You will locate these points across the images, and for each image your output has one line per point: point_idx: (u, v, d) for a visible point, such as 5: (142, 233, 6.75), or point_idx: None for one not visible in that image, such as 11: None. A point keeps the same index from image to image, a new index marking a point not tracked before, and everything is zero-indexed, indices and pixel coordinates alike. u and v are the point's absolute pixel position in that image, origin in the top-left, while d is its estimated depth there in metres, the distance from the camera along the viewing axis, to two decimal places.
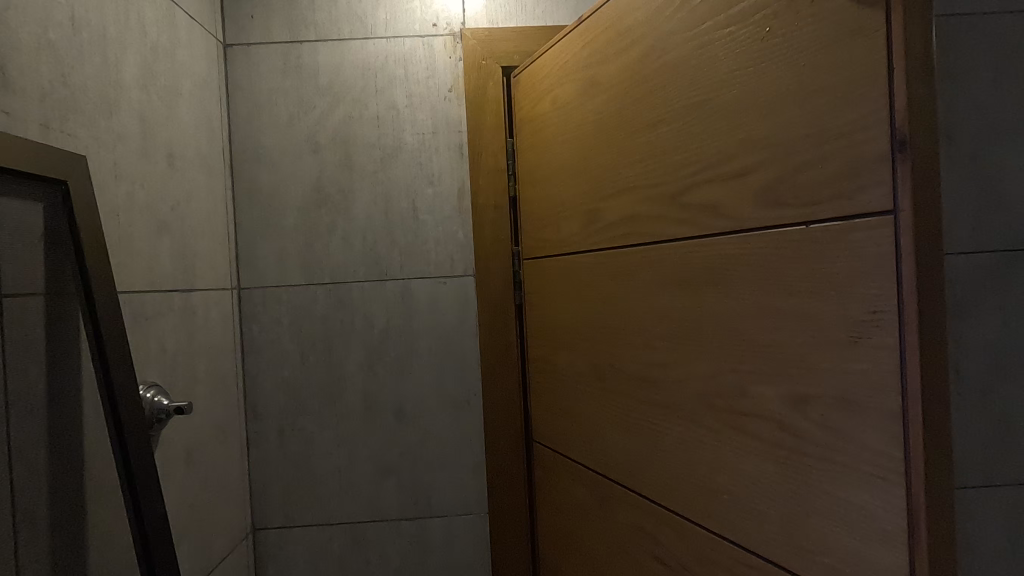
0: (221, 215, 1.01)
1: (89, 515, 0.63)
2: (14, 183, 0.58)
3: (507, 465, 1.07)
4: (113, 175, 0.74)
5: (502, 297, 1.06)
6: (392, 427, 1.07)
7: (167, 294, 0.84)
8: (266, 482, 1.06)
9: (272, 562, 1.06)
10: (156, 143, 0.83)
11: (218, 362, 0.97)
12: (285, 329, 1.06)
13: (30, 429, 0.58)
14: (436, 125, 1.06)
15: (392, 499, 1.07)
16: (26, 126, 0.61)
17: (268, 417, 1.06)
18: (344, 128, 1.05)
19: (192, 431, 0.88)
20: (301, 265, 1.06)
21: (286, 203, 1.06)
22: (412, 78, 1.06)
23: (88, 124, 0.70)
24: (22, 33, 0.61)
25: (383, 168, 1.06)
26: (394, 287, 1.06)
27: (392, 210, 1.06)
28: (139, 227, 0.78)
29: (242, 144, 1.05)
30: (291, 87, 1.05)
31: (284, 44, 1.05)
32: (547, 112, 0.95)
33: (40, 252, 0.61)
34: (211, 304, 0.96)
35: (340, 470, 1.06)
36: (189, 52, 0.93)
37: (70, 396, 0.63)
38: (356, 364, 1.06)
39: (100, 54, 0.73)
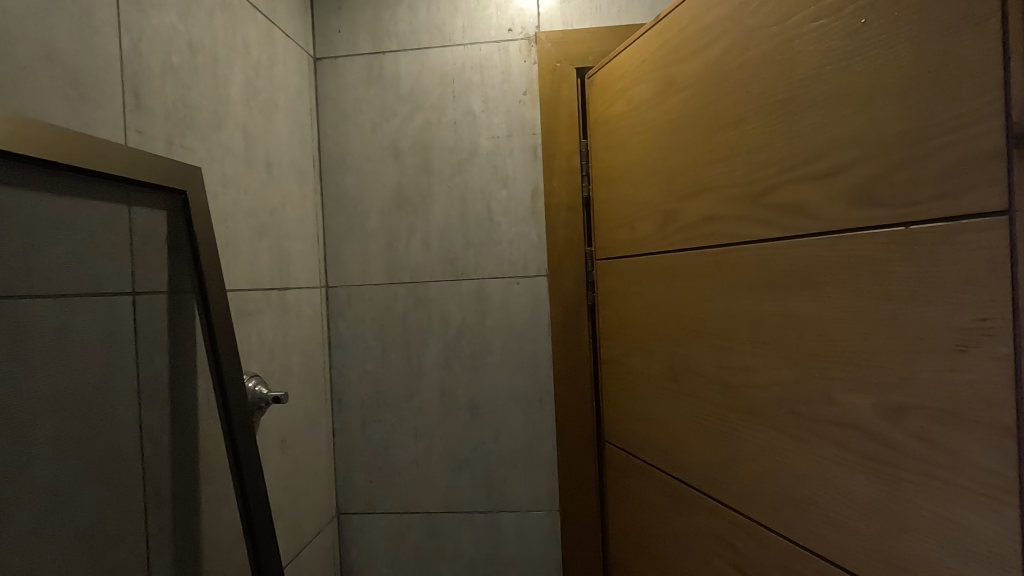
0: (312, 219, 1.08)
1: (201, 490, 0.71)
2: (145, 193, 0.66)
3: (579, 464, 1.07)
4: (222, 183, 0.82)
5: (575, 298, 1.07)
6: (466, 422, 1.10)
7: (266, 292, 0.91)
8: (350, 469, 1.13)
9: (355, 545, 1.13)
10: (257, 153, 0.91)
11: (309, 356, 1.04)
12: (368, 325, 1.12)
13: (157, 411, 0.65)
14: (511, 128, 1.08)
15: (467, 492, 1.10)
16: (155, 143, 0.69)
17: (352, 408, 1.12)
18: (424, 134, 1.10)
19: (287, 418, 0.95)
20: (383, 265, 1.11)
21: (369, 206, 1.11)
22: (488, 83, 1.09)
23: (203, 138, 0.78)
24: (151, 60, 0.69)
25: (460, 171, 1.09)
26: (470, 287, 1.10)
27: (468, 212, 1.09)
28: (243, 230, 0.85)
29: (330, 152, 1.12)
30: (374, 96, 1.11)
31: (368, 55, 1.11)
32: (622, 113, 0.95)
33: (164, 254, 0.68)
34: (303, 301, 1.03)
35: (418, 461, 1.11)
36: (285, 67, 1.01)
37: (187, 383, 0.70)
38: (434, 360, 1.11)
39: (212, 74, 0.81)
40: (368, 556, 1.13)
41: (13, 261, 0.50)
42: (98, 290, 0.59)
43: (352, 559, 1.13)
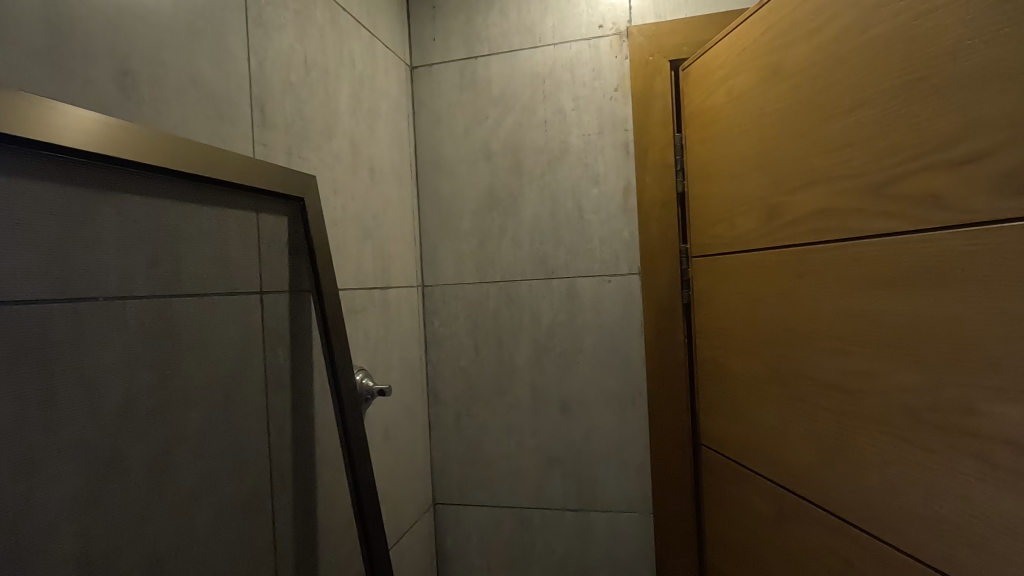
0: (409, 221, 1.13)
1: (316, 475, 0.76)
2: (270, 201, 0.72)
3: (673, 467, 1.04)
4: (333, 190, 0.88)
5: (669, 297, 1.04)
6: (557, 420, 1.11)
7: (370, 290, 0.96)
8: (445, 461, 1.17)
9: (449, 535, 1.17)
10: (362, 161, 0.96)
11: (407, 352, 1.09)
12: (462, 323, 1.16)
13: (281, 401, 0.71)
14: (602, 126, 1.07)
15: (558, 489, 1.11)
16: (277, 155, 0.76)
17: (447, 402, 1.17)
18: (515, 135, 1.12)
19: (388, 410, 1.00)
20: (476, 265, 1.14)
21: (463, 207, 1.15)
22: (578, 81, 1.08)
23: (316, 149, 0.84)
24: (274, 79, 0.76)
25: (551, 170, 1.10)
26: (560, 285, 1.10)
27: (558, 211, 1.10)
28: (351, 233, 0.91)
29: (426, 156, 1.17)
30: (467, 101, 1.14)
31: (461, 61, 1.15)
32: (721, 104, 0.91)
33: (285, 256, 0.75)
34: (402, 300, 1.08)
35: (509, 456, 1.13)
36: (386, 77, 1.06)
37: (305, 375, 0.76)
38: (525, 357, 1.12)
39: (324, 89, 0.87)
40: (462, 545, 1.17)
41: (167, 264, 0.57)
42: (234, 290, 0.66)
43: (447, 548, 1.18)
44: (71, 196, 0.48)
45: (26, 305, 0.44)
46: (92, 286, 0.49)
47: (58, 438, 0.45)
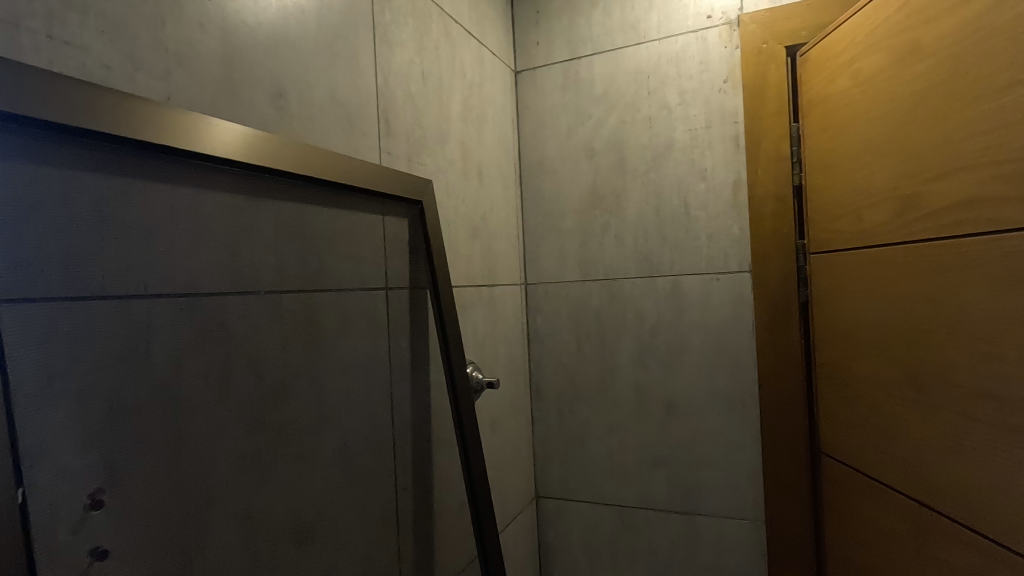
0: (514, 220, 1.17)
1: (432, 459, 0.82)
2: (393, 204, 0.78)
3: (788, 475, 0.99)
4: (446, 193, 0.93)
5: (784, 295, 0.99)
6: (661, 420, 1.09)
7: (478, 288, 1.01)
8: (547, 456, 1.19)
9: (551, 528, 1.20)
10: (471, 164, 1.01)
11: (512, 347, 1.13)
12: (564, 321, 1.17)
13: (402, 389, 0.77)
14: (710, 119, 1.04)
15: (662, 490, 1.09)
16: (399, 162, 0.82)
17: (549, 398, 1.19)
18: (618, 133, 1.12)
19: (495, 403, 1.05)
20: (578, 263, 1.16)
21: (566, 206, 1.17)
22: (685, 75, 1.06)
23: (432, 155, 0.90)
24: (397, 91, 0.82)
25: (656, 167, 1.09)
26: (665, 283, 1.08)
27: (663, 208, 1.08)
28: (461, 234, 0.96)
29: (530, 157, 1.20)
30: (570, 101, 1.16)
31: (564, 63, 1.16)
32: (846, 89, 0.85)
33: (406, 255, 0.81)
34: (508, 297, 1.12)
35: (612, 454, 1.13)
36: (493, 83, 1.11)
37: (422, 366, 0.82)
38: (628, 356, 1.12)
39: (439, 98, 0.92)
40: (564, 540, 1.19)
41: (313, 263, 0.64)
42: (365, 286, 0.72)
43: (549, 541, 1.20)
44: (243, 204, 0.55)
45: (208, 297, 0.51)
46: (256, 282, 0.56)
47: (231, 410, 0.53)
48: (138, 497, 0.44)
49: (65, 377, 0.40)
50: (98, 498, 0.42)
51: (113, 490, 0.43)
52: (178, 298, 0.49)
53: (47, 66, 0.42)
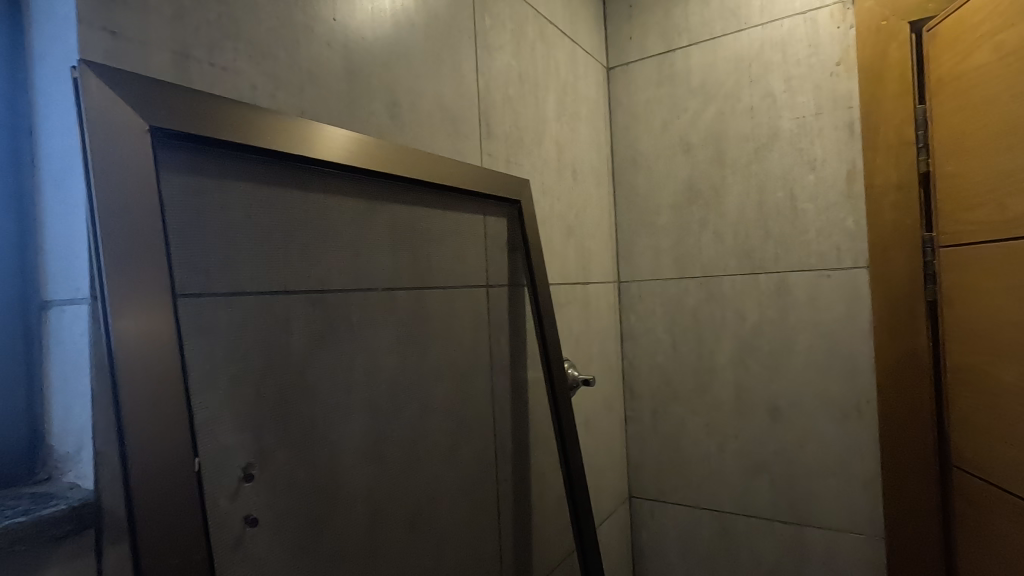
0: (607, 218, 1.16)
1: (531, 454, 0.84)
2: (493, 204, 0.81)
3: (913, 488, 0.91)
4: (542, 192, 0.95)
5: (907, 293, 0.91)
6: (765, 424, 1.04)
7: (573, 285, 1.02)
8: (641, 456, 1.17)
9: (645, 530, 1.18)
10: (565, 162, 1.02)
11: (605, 345, 1.13)
12: (659, 319, 1.15)
13: (503, 383, 0.80)
14: (820, 105, 0.98)
15: (766, 498, 1.04)
16: (498, 163, 0.84)
17: (643, 398, 1.17)
18: (717, 125, 1.08)
19: (589, 400, 1.05)
20: (673, 260, 1.13)
21: (661, 202, 1.14)
22: (791, 60, 1.00)
23: (529, 155, 0.91)
24: (496, 94, 0.84)
25: (758, 159, 1.04)
26: (769, 281, 1.03)
27: (767, 202, 1.03)
28: (556, 232, 0.98)
29: (623, 153, 1.19)
30: (665, 94, 1.13)
31: (658, 56, 1.14)
32: (984, 64, 0.78)
33: (505, 254, 0.83)
34: (601, 294, 1.12)
35: (710, 458, 1.10)
36: (586, 80, 1.11)
37: (521, 362, 0.84)
38: (728, 356, 1.08)
39: (535, 98, 0.94)
40: (659, 543, 1.16)
41: (422, 261, 0.67)
42: (469, 283, 0.75)
43: (643, 543, 1.18)
44: (363, 207, 0.60)
45: (336, 294, 0.56)
46: (374, 280, 0.60)
47: (355, 398, 0.57)
48: (280, 473, 0.49)
49: (224, 363, 0.45)
50: (249, 472, 0.46)
51: (261, 466, 0.47)
52: (311, 294, 0.53)
53: (208, 89, 0.47)
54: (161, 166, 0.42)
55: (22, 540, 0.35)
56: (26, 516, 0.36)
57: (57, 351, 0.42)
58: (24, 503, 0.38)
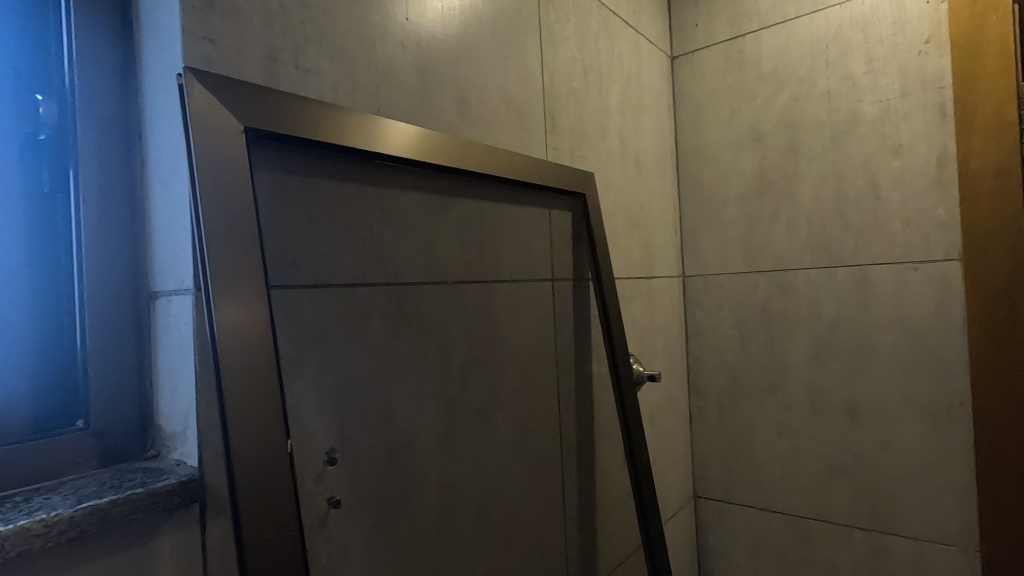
0: (671, 211, 1.14)
1: (596, 449, 0.83)
2: (558, 198, 0.81)
3: (1014, 499, 0.84)
4: (606, 185, 0.94)
5: (1006, 288, 0.84)
6: (843, 425, 0.99)
7: (637, 280, 1.00)
8: (707, 456, 1.14)
9: (712, 532, 1.14)
10: (629, 154, 1.00)
11: (670, 341, 1.10)
12: (726, 315, 1.11)
13: (568, 378, 0.80)
14: (907, 87, 0.92)
15: (844, 503, 0.99)
16: (563, 156, 0.84)
17: (709, 396, 1.14)
18: (790, 112, 1.03)
19: (653, 397, 1.03)
20: (742, 254, 1.09)
21: (729, 193, 1.11)
22: (874, 40, 0.95)
23: (593, 148, 0.91)
24: (561, 87, 0.84)
25: (836, 146, 0.98)
26: (848, 275, 0.98)
27: (845, 191, 0.98)
28: (620, 225, 0.96)
29: (688, 144, 1.15)
30: (733, 82, 1.09)
31: (726, 43, 1.10)
32: None
33: (570, 247, 0.83)
34: (665, 289, 1.10)
35: (782, 459, 1.05)
36: (649, 70, 1.09)
37: (586, 356, 0.83)
38: (801, 353, 1.03)
39: (599, 90, 0.93)
40: (726, 545, 1.13)
41: (490, 255, 0.68)
42: (535, 277, 0.75)
43: (709, 545, 1.15)
44: (434, 202, 0.61)
45: (410, 287, 0.57)
46: (445, 273, 0.62)
47: (428, 388, 0.58)
48: (361, 458, 0.51)
49: (311, 351, 0.48)
50: (333, 457, 0.48)
51: (343, 451, 0.49)
52: (387, 286, 0.55)
53: (294, 91, 0.50)
54: (255, 165, 0.45)
55: (139, 509, 0.38)
56: (143, 488, 0.39)
57: (164, 338, 0.45)
58: (138, 477, 0.41)
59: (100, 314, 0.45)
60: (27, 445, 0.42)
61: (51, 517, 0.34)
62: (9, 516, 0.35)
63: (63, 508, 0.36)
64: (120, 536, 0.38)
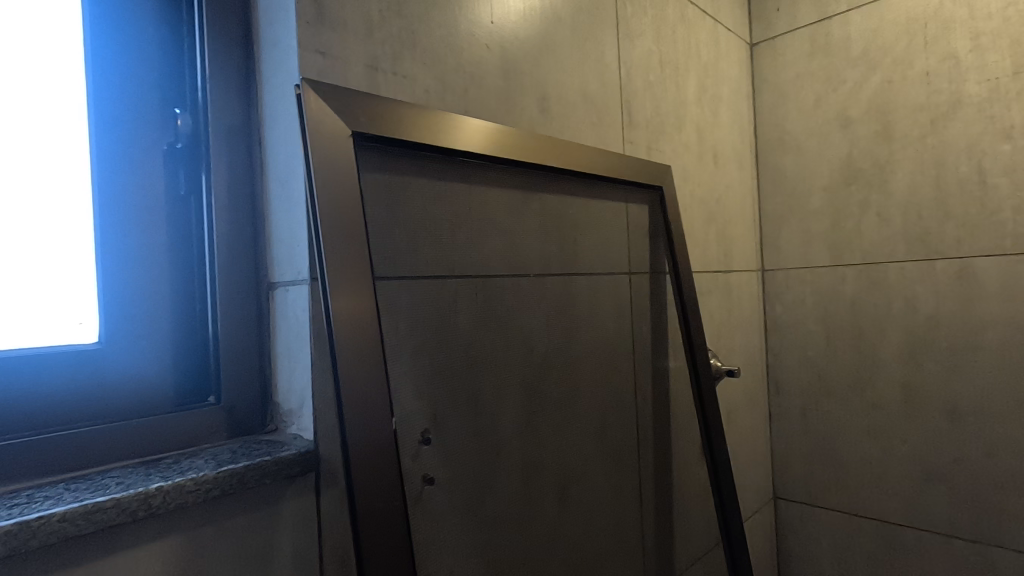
0: (750, 203, 1.10)
1: (674, 443, 0.83)
2: (635, 191, 0.81)
3: None
4: (683, 177, 0.93)
5: None
6: (941, 428, 0.93)
7: (714, 273, 0.99)
8: (788, 456, 1.10)
9: (792, 535, 1.10)
10: (707, 146, 0.99)
11: (748, 336, 1.07)
12: (810, 310, 1.07)
13: (645, 370, 0.80)
14: (1020, 64, 0.85)
15: (942, 511, 0.93)
16: (640, 149, 0.84)
17: (790, 394, 1.10)
18: (883, 96, 0.97)
19: (731, 393, 1.01)
20: (827, 246, 1.05)
21: (813, 184, 1.06)
22: (980, 14, 0.88)
23: (670, 140, 0.90)
24: (638, 80, 0.84)
25: (935, 130, 0.92)
26: (948, 268, 0.92)
27: (946, 178, 0.92)
28: (697, 218, 0.95)
29: (768, 134, 1.12)
30: (819, 67, 1.05)
31: (811, 26, 1.06)
32: None
33: (647, 240, 0.83)
34: (744, 283, 1.07)
35: (871, 461, 1.00)
36: (727, 59, 1.06)
37: (662, 349, 0.83)
38: (894, 351, 0.98)
39: (676, 82, 0.92)
40: (808, 549, 1.09)
41: (570, 248, 0.70)
42: (613, 270, 0.76)
43: (789, 548, 1.11)
44: (517, 197, 0.63)
45: (496, 279, 0.60)
46: (528, 265, 0.64)
47: (511, 375, 0.61)
48: (451, 440, 0.54)
49: (408, 338, 0.51)
50: (427, 437, 0.52)
51: (436, 433, 0.53)
52: (475, 278, 0.58)
53: (392, 96, 0.53)
54: (362, 166, 0.49)
55: (268, 475, 0.43)
56: (270, 456, 0.44)
57: (282, 323, 0.50)
58: (264, 447, 0.47)
59: (228, 303, 0.51)
60: (172, 416, 0.48)
61: (201, 476, 0.40)
62: (166, 474, 0.41)
63: (208, 470, 0.41)
64: (252, 497, 0.43)
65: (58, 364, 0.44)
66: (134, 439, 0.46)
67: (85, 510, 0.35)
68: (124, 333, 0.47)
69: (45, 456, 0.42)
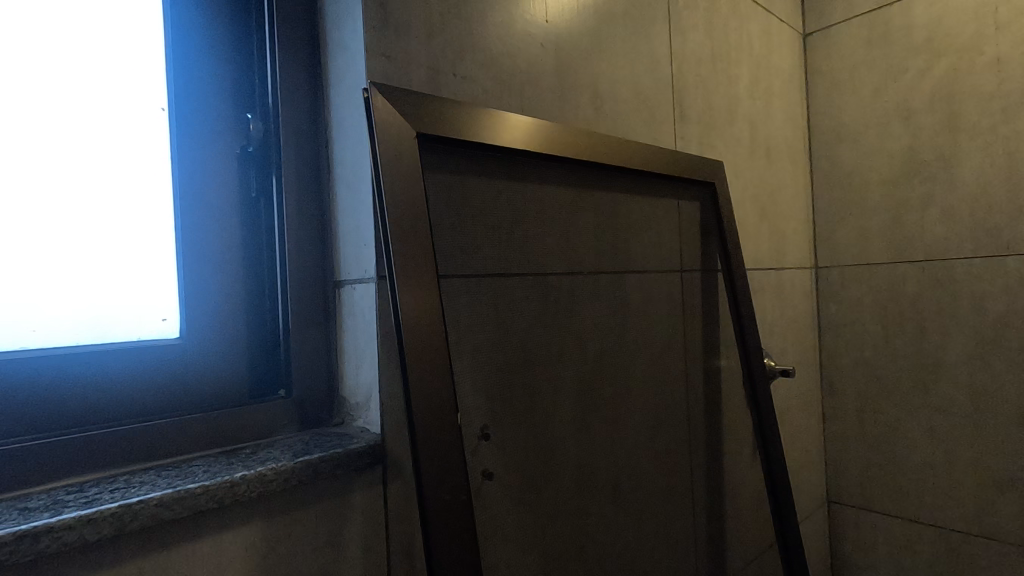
0: (803, 198, 1.07)
1: (726, 443, 0.82)
2: (688, 186, 0.80)
3: None
4: (734, 172, 0.91)
5: None
6: (1012, 432, 0.89)
7: (767, 271, 0.96)
8: (842, 458, 1.07)
9: (847, 540, 1.07)
10: (759, 141, 0.97)
11: (801, 334, 1.05)
12: (867, 308, 1.04)
13: (697, 369, 0.79)
14: None
15: (1013, 520, 0.89)
16: (692, 145, 0.83)
17: (845, 394, 1.07)
18: (948, 84, 0.93)
19: (783, 393, 0.99)
20: (886, 242, 1.01)
21: (870, 177, 1.02)
22: None
23: (722, 135, 0.89)
24: (690, 75, 0.83)
25: (1006, 120, 0.88)
26: (1020, 265, 0.87)
27: (1018, 170, 0.87)
28: (750, 215, 0.93)
29: (822, 127, 1.09)
30: (878, 57, 1.01)
31: (870, 13, 1.02)
32: None
33: (699, 237, 0.82)
34: (797, 281, 1.04)
35: (934, 466, 0.97)
36: (780, 50, 1.03)
37: (715, 348, 0.82)
38: (959, 352, 0.93)
39: (727, 75, 0.90)
40: (863, 555, 1.05)
41: (623, 246, 0.69)
42: (665, 267, 0.75)
43: (844, 553, 1.08)
44: (572, 194, 0.63)
45: (552, 277, 0.60)
46: (582, 263, 0.64)
47: (566, 372, 0.61)
48: (509, 436, 0.54)
49: (468, 335, 0.52)
50: (486, 433, 0.52)
51: (494, 429, 0.53)
52: (532, 276, 0.58)
53: (452, 96, 0.54)
54: (425, 166, 0.50)
55: (340, 465, 0.44)
56: (341, 447, 0.45)
57: (349, 320, 0.52)
58: (334, 439, 0.48)
59: (298, 299, 0.53)
60: (247, 407, 0.50)
61: (280, 465, 0.41)
62: (247, 463, 0.42)
63: (285, 460, 0.43)
64: (324, 487, 0.45)
65: (145, 358, 0.47)
66: (214, 430, 0.48)
67: (178, 495, 0.37)
68: (204, 328, 0.50)
69: (135, 444, 0.45)
